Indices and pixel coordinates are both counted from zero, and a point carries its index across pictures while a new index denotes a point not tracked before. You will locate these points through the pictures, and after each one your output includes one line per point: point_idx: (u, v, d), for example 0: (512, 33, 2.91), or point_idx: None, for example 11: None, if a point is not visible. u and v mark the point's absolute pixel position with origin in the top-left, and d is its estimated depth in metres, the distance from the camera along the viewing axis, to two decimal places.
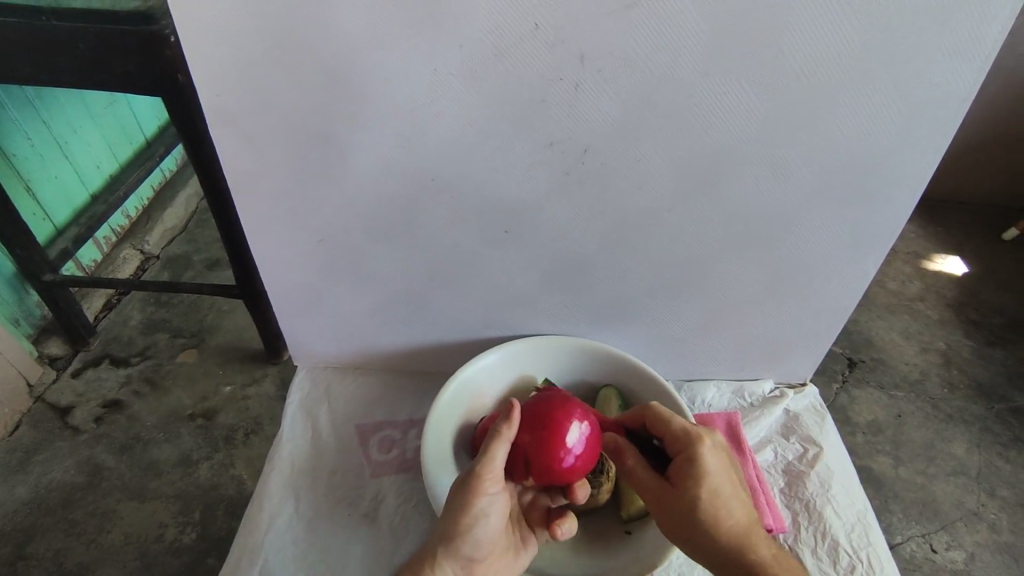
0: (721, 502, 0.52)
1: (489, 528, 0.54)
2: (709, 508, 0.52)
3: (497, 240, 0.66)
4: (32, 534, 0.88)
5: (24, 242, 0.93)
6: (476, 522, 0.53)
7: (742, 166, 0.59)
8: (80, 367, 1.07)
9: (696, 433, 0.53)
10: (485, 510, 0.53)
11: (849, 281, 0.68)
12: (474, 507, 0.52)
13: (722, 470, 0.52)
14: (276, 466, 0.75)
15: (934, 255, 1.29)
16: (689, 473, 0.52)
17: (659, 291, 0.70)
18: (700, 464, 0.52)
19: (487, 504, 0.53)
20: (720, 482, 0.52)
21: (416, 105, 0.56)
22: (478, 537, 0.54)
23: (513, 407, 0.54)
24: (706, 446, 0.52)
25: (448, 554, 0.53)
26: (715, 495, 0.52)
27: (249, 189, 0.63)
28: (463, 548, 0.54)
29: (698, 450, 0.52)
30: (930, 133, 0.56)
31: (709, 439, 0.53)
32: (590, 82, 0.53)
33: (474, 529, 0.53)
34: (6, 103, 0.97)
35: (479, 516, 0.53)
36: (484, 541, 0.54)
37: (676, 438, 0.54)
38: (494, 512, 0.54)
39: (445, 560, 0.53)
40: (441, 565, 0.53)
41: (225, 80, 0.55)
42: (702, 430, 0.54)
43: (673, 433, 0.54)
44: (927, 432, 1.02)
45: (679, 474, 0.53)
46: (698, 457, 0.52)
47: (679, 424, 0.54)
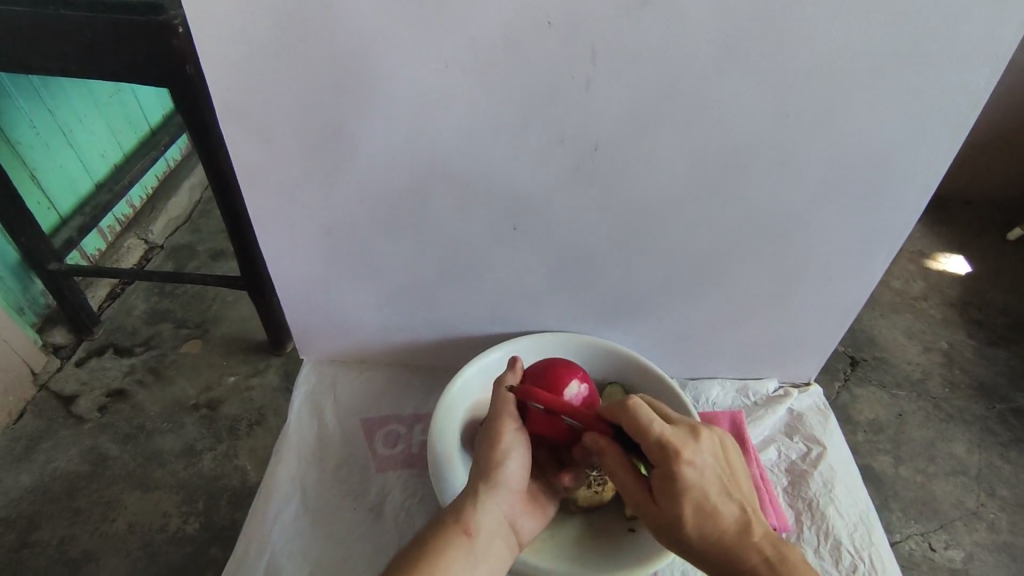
0: (708, 517, 0.50)
1: (520, 464, 0.56)
2: (693, 525, 0.50)
3: (504, 235, 0.66)
4: (37, 521, 0.89)
5: (29, 230, 0.93)
6: (507, 454, 0.55)
7: (752, 165, 0.58)
8: (84, 356, 1.07)
9: (671, 449, 0.50)
10: (513, 444, 0.56)
11: (856, 281, 0.68)
12: (502, 438, 0.55)
13: (705, 483, 0.50)
14: (280, 457, 0.75)
15: (938, 255, 1.29)
16: (667, 491, 0.50)
17: (665, 289, 0.71)
18: (678, 481, 0.50)
19: (514, 437, 0.56)
20: (703, 496, 0.50)
21: (426, 98, 0.55)
22: (513, 472, 0.55)
23: (516, 359, 0.62)
24: (683, 460, 0.50)
25: (489, 489, 0.54)
26: (697, 511, 0.50)
27: (257, 182, 0.63)
28: (503, 483, 0.55)
29: (674, 468, 0.50)
30: (942, 134, 0.56)
31: (687, 452, 0.50)
32: (602, 78, 0.53)
33: (507, 464, 0.55)
34: (11, 91, 0.97)
35: (509, 449, 0.55)
36: (519, 477, 0.56)
37: (653, 451, 0.51)
38: (522, 448, 0.56)
39: (488, 496, 0.54)
40: (485, 502, 0.54)
41: (235, 71, 0.55)
42: (682, 443, 0.50)
43: (647, 447, 0.51)
44: (928, 431, 1.03)
45: (660, 491, 0.51)
46: (675, 475, 0.50)
47: (655, 436, 0.51)
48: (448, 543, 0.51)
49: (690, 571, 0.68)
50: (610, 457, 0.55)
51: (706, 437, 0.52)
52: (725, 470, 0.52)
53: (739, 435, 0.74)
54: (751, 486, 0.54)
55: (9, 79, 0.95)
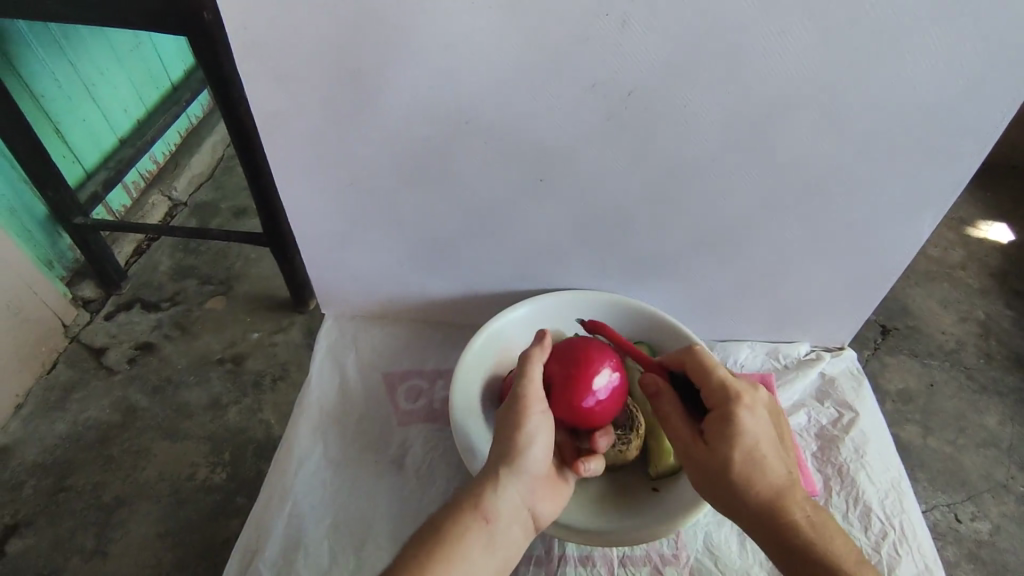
0: (758, 465, 0.49)
1: (542, 451, 0.55)
2: (741, 472, 0.49)
3: (531, 189, 0.63)
4: (72, 467, 0.92)
5: (55, 183, 0.93)
6: (531, 440, 0.54)
7: (796, 115, 0.55)
8: (113, 310, 1.09)
9: (735, 391, 0.50)
10: (536, 431, 0.55)
11: (899, 242, 0.65)
12: (525, 424, 0.54)
13: (759, 430, 0.50)
14: (304, 411, 0.76)
15: (980, 222, 1.23)
16: (722, 432, 0.50)
17: (696, 247, 0.68)
18: (735, 422, 0.49)
19: (538, 422, 0.55)
20: (756, 443, 0.49)
21: (453, 41, 0.53)
22: (535, 455, 0.54)
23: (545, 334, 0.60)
24: (743, 404, 0.50)
25: (510, 472, 0.53)
26: (749, 456, 0.49)
27: (278, 130, 0.61)
28: (525, 468, 0.54)
29: (734, 408, 0.50)
30: (1009, 81, 0.51)
31: (747, 397, 0.51)
32: (639, 17, 0.50)
33: (529, 450, 0.54)
34: (32, 42, 0.95)
35: (533, 434, 0.54)
36: (539, 463, 0.55)
37: (713, 393, 0.51)
38: (545, 434, 0.55)
39: (509, 480, 0.53)
40: (505, 486, 0.53)
41: (254, 13, 0.52)
42: (743, 389, 0.51)
43: (710, 388, 0.52)
44: (959, 402, 1.00)
45: (713, 432, 0.50)
46: (733, 415, 0.50)
47: (718, 378, 0.51)
48: (465, 529, 0.50)
49: (714, 531, 0.68)
50: (664, 399, 0.54)
51: (764, 393, 0.52)
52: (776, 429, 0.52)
53: None
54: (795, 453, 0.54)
55: (30, 30, 0.94)
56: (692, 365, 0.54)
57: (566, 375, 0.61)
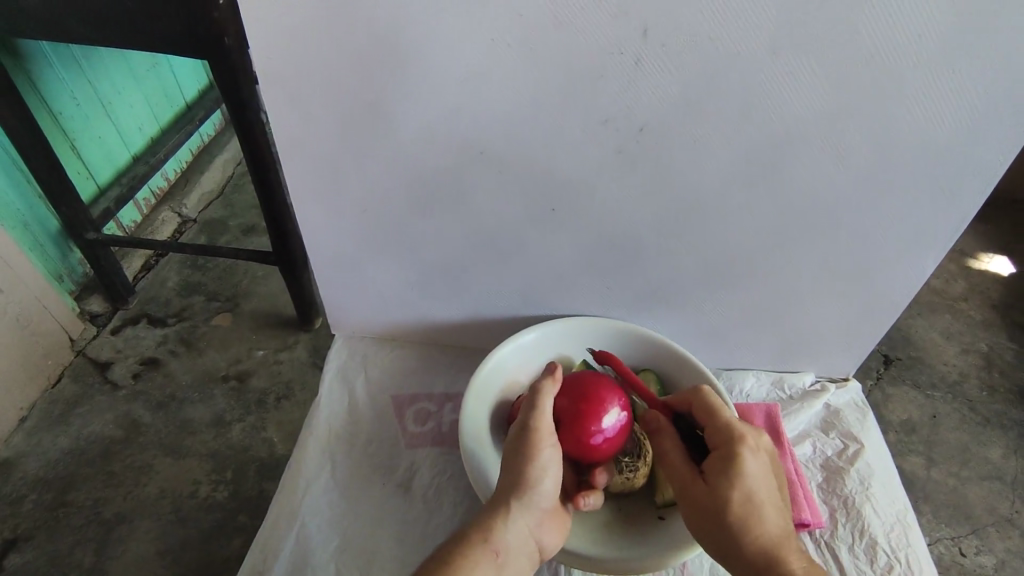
0: (756, 509, 0.49)
1: (550, 485, 0.55)
2: (740, 514, 0.49)
3: (542, 218, 0.65)
4: (73, 482, 0.92)
5: (70, 199, 0.95)
6: (542, 475, 0.54)
7: (803, 152, 0.56)
8: (119, 325, 1.10)
9: (739, 432, 0.51)
10: (546, 464, 0.55)
11: (904, 275, 0.66)
12: (536, 458, 0.54)
13: (760, 475, 0.50)
14: (312, 432, 0.76)
15: (981, 254, 1.24)
16: (723, 472, 0.50)
17: (703, 278, 0.69)
18: (738, 464, 0.50)
19: (549, 456, 0.55)
20: (756, 487, 0.50)
21: (471, 75, 0.54)
22: (545, 489, 0.55)
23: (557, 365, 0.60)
24: (747, 446, 0.51)
25: (521, 505, 0.53)
26: (747, 499, 0.49)
27: (297, 154, 0.63)
28: (534, 502, 0.54)
29: (737, 449, 0.51)
30: (1011, 124, 0.53)
31: (751, 440, 0.52)
32: (651, 57, 0.52)
33: (539, 484, 0.54)
34: (53, 61, 0.98)
35: (543, 468, 0.55)
36: (548, 497, 0.55)
37: (718, 432, 0.52)
38: (554, 469, 0.55)
39: (519, 513, 0.53)
40: (514, 519, 0.53)
41: (280, 43, 0.54)
42: (747, 432, 0.52)
43: (715, 428, 0.53)
44: (962, 434, 1.00)
45: (714, 471, 0.51)
46: (735, 457, 0.50)
47: (723, 420, 0.53)
48: (475, 560, 0.50)
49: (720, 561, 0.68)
50: (665, 436, 0.56)
51: (766, 440, 0.53)
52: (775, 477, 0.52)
53: (775, 428, 0.73)
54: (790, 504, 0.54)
55: (53, 49, 0.97)
56: (698, 406, 0.55)
57: (573, 411, 0.61)
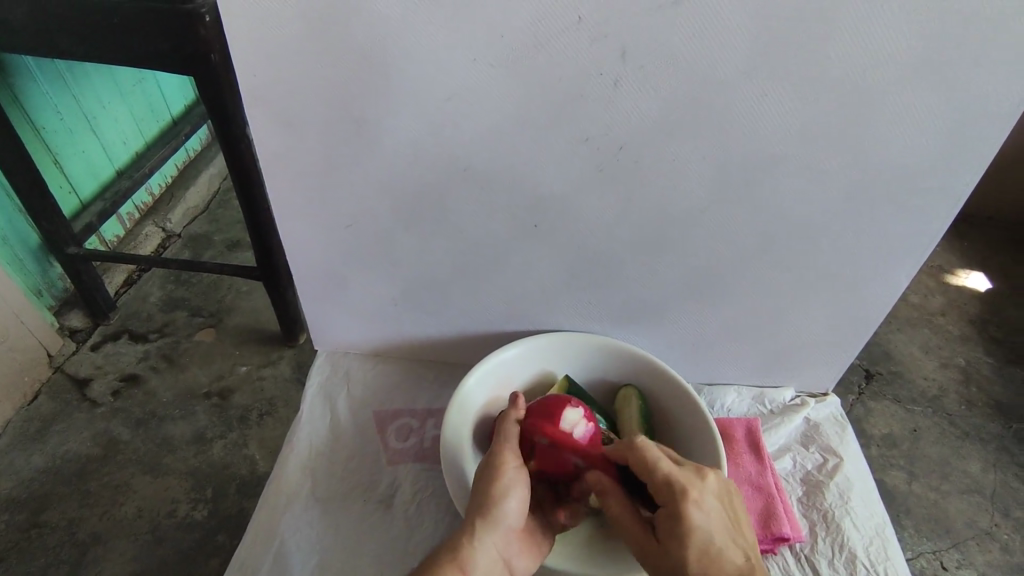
0: (714, 559, 0.50)
1: (517, 504, 0.55)
2: (697, 568, 0.50)
3: (525, 234, 0.65)
4: (48, 502, 0.90)
5: (51, 214, 0.94)
6: (507, 492, 0.55)
7: (779, 171, 0.58)
8: (100, 341, 1.08)
9: (679, 488, 0.51)
10: (511, 485, 0.55)
11: (879, 291, 0.67)
12: (501, 477, 0.55)
13: (710, 524, 0.50)
14: (293, 449, 0.75)
15: (958, 270, 1.27)
16: (673, 535, 0.50)
17: (684, 294, 0.70)
18: (684, 522, 0.50)
19: (514, 475, 0.56)
20: (707, 540, 0.50)
21: (453, 95, 0.55)
22: (511, 508, 0.55)
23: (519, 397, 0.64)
24: (689, 500, 0.51)
25: (487, 524, 0.53)
26: (702, 553, 0.50)
27: (281, 171, 0.63)
28: (500, 522, 0.54)
29: (680, 508, 0.50)
30: (975, 145, 0.55)
31: (694, 492, 0.51)
32: (630, 78, 0.53)
33: (504, 504, 0.54)
34: (37, 75, 0.97)
35: (510, 487, 0.55)
36: (516, 516, 0.55)
37: (659, 489, 0.52)
38: (520, 490, 0.56)
39: (485, 534, 0.53)
40: (481, 539, 0.53)
41: (264, 62, 0.55)
42: (688, 482, 0.52)
43: (656, 486, 0.52)
44: (942, 448, 1.01)
45: (665, 535, 0.51)
46: (681, 514, 0.50)
47: (661, 475, 0.52)
48: None
49: None
50: (612, 498, 0.56)
51: (711, 481, 0.53)
52: (730, 515, 0.52)
53: (755, 443, 0.74)
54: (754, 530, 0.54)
55: (36, 63, 0.96)
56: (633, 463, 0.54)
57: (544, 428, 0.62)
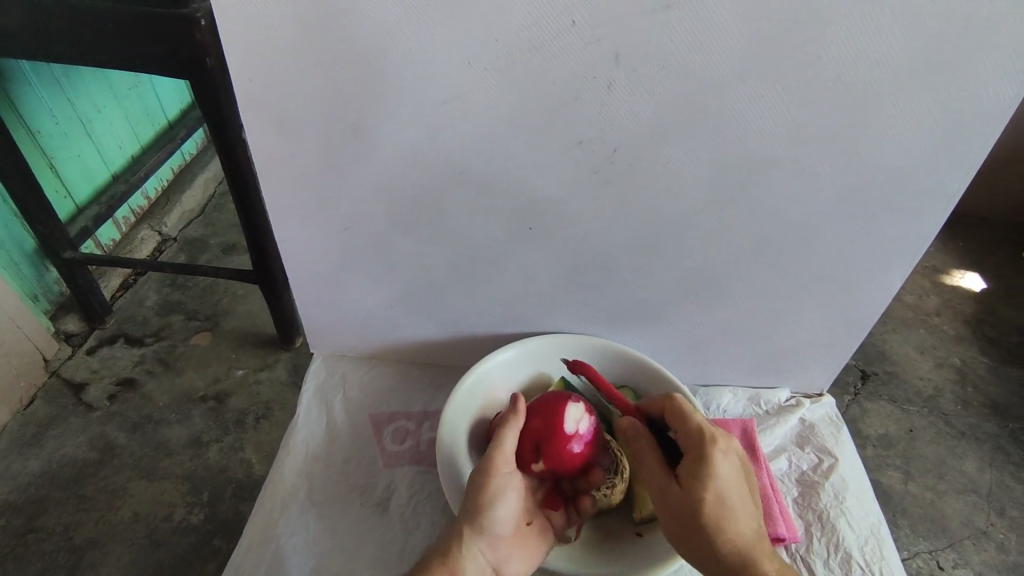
0: (728, 511, 0.50)
1: (507, 510, 0.56)
2: (712, 513, 0.50)
3: (520, 237, 0.66)
4: (43, 507, 0.89)
5: (46, 218, 0.94)
6: (496, 499, 0.55)
7: (772, 172, 0.58)
8: (95, 344, 1.08)
9: (710, 434, 0.51)
10: (501, 491, 0.56)
11: (873, 292, 0.68)
12: (490, 484, 0.55)
13: (732, 476, 0.51)
14: (289, 452, 0.75)
15: (953, 271, 1.27)
16: (695, 474, 0.50)
17: (679, 295, 0.70)
18: (710, 467, 0.50)
19: (505, 481, 0.56)
20: (727, 489, 0.50)
21: (447, 98, 0.55)
22: (501, 515, 0.55)
23: (519, 399, 0.61)
24: (718, 448, 0.51)
25: (475, 531, 0.54)
26: (719, 499, 0.50)
27: (276, 174, 0.63)
28: (490, 528, 0.55)
29: (708, 451, 0.51)
30: (966, 146, 0.55)
31: (722, 442, 0.52)
32: (623, 81, 0.53)
33: (494, 511, 0.55)
34: (32, 79, 0.97)
35: (499, 494, 0.56)
36: (506, 522, 0.56)
37: (690, 435, 0.53)
38: (510, 495, 0.56)
39: (473, 540, 0.54)
40: (469, 547, 0.54)
41: (258, 66, 0.55)
42: (718, 433, 0.52)
43: (687, 432, 0.53)
44: (938, 448, 1.01)
45: (686, 474, 0.51)
46: (708, 459, 0.50)
47: (694, 424, 0.53)
48: None
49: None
50: (641, 441, 0.56)
51: (737, 440, 0.53)
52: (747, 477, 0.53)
53: (750, 444, 0.74)
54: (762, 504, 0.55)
55: (31, 67, 0.96)
56: (670, 410, 0.55)
57: (549, 428, 0.62)
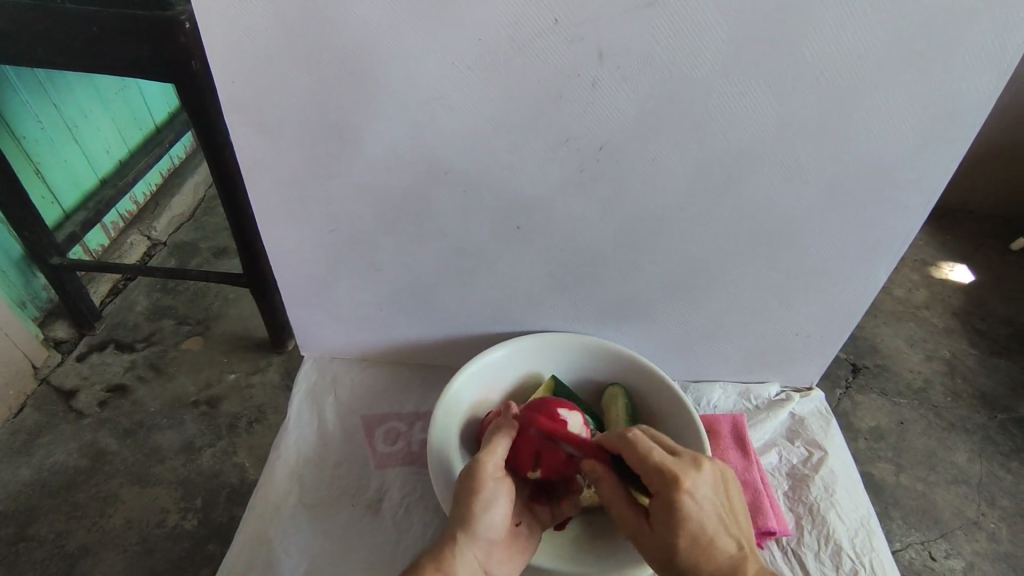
0: (705, 547, 0.50)
1: (499, 515, 0.56)
2: (689, 552, 0.50)
3: (508, 236, 0.66)
4: (35, 515, 0.89)
5: (32, 224, 0.93)
6: (490, 504, 0.55)
7: (756, 167, 0.58)
8: (85, 351, 1.07)
9: (672, 478, 0.50)
10: (493, 497, 0.55)
11: (859, 287, 0.68)
12: (483, 491, 0.54)
13: (703, 513, 0.50)
14: (281, 455, 0.75)
15: (942, 263, 1.28)
16: (666, 519, 0.50)
17: (667, 292, 0.71)
18: (678, 512, 0.50)
19: (496, 487, 0.55)
20: (701, 527, 0.50)
21: (432, 97, 0.55)
22: (492, 520, 0.55)
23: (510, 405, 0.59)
24: (684, 491, 0.50)
25: (468, 536, 0.54)
26: (694, 540, 0.50)
27: (263, 177, 0.63)
28: (482, 532, 0.54)
29: (674, 496, 0.50)
30: (946, 140, 0.56)
31: (687, 482, 0.50)
32: (608, 78, 0.53)
33: (486, 516, 0.54)
34: (16, 84, 0.97)
35: (491, 499, 0.55)
36: (499, 525, 0.56)
37: (652, 479, 0.51)
38: (501, 501, 0.56)
39: (466, 544, 0.54)
40: (463, 551, 0.53)
41: (242, 69, 0.55)
42: (682, 471, 0.51)
43: (649, 475, 0.52)
44: (929, 439, 1.02)
45: (657, 518, 0.51)
46: (676, 504, 0.50)
47: (654, 464, 0.52)
48: None
49: None
50: (606, 484, 0.56)
51: (706, 469, 0.52)
52: (723, 502, 0.52)
53: (741, 439, 0.74)
54: (745, 516, 0.54)
55: (15, 72, 0.96)
56: (626, 454, 0.54)
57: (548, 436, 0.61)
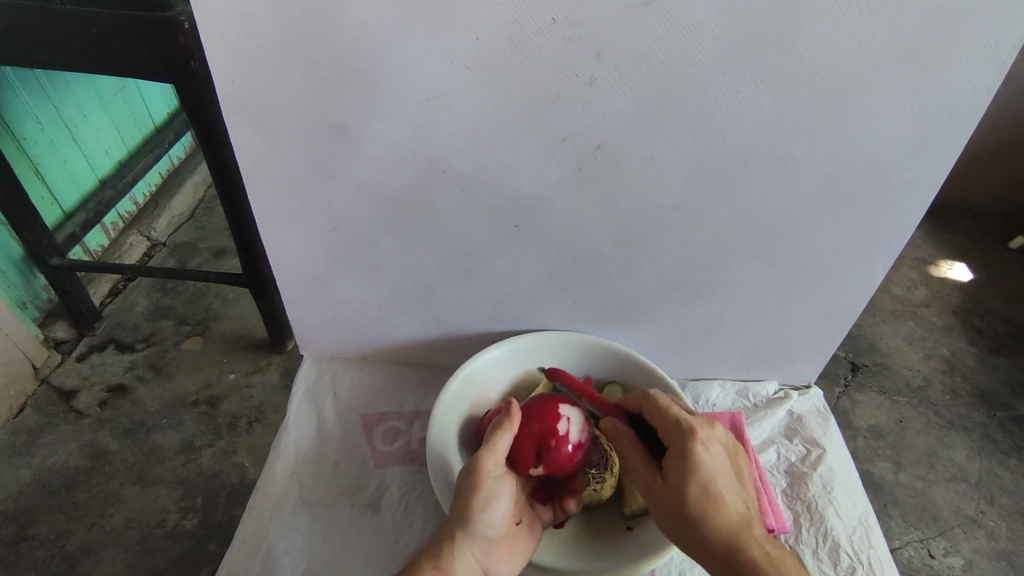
0: (714, 500, 0.50)
1: (498, 513, 0.56)
2: (697, 500, 0.50)
3: (507, 235, 0.66)
4: (35, 515, 0.89)
5: (32, 225, 0.93)
6: (488, 502, 0.55)
7: (753, 166, 0.59)
8: (85, 351, 1.07)
9: (688, 426, 0.53)
10: (491, 494, 0.56)
11: (857, 285, 0.69)
12: (481, 487, 0.55)
13: (715, 465, 0.52)
14: (280, 454, 0.76)
15: (941, 262, 1.28)
16: (678, 465, 0.52)
17: (666, 291, 0.71)
18: (690, 458, 0.51)
19: (493, 484, 0.56)
20: (711, 477, 0.51)
21: (431, 96, 0.56)
22: (491, 518, 0.55)
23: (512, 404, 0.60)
24: (698, 440, 0.52)
25: (466, 535, 0.54)
26: (703, 490, 0.50)
27: (262, 177, 0.63)
28: (481, 530, 0.55)
29: (688, 443, 0.52)
30: (942, 138, 0.56)
31: (702, 433, 0.53)
32: (605, 78, 0.53)
33: (484, 514, 0.55)
34: (16, 85, 0.97)
35: (489, 497, 0.56)
36: (498, 524, 0.56)
37: (670, 430, 0.54)
38: (499, 498, 0.56)
39: (465, 543, 0.54)
40: (462, 548, 0.54)
41: (242, 69, 0.55)
42: (698, 425, 0.54)
43: (668, 427, 0.55)
44: (927, 438, 1.02)
45: (670, 466, 0.53)
46: (689, 449, 0.52)
47: (672, 418, 0.55)
48: None
49: (688, 570, 0.68)
50: (624, 440, 0.58)
51: (720, 430, 0.55)
52: (734, 465, 0.54)
53: (739, 437, 0.74)
54: (756, 497, 0.55)
55: (15, 73, 0.96)
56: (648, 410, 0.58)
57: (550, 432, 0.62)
